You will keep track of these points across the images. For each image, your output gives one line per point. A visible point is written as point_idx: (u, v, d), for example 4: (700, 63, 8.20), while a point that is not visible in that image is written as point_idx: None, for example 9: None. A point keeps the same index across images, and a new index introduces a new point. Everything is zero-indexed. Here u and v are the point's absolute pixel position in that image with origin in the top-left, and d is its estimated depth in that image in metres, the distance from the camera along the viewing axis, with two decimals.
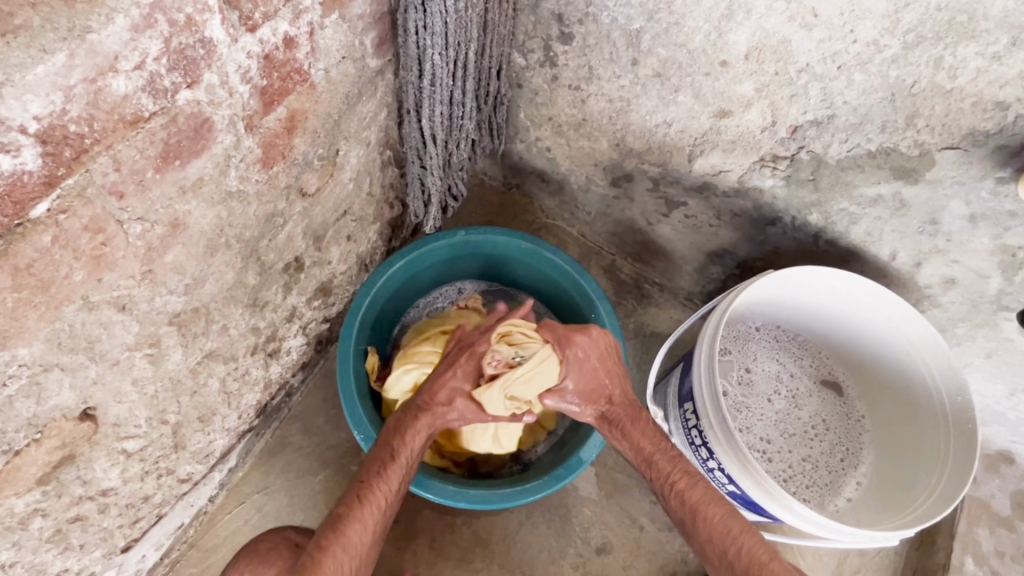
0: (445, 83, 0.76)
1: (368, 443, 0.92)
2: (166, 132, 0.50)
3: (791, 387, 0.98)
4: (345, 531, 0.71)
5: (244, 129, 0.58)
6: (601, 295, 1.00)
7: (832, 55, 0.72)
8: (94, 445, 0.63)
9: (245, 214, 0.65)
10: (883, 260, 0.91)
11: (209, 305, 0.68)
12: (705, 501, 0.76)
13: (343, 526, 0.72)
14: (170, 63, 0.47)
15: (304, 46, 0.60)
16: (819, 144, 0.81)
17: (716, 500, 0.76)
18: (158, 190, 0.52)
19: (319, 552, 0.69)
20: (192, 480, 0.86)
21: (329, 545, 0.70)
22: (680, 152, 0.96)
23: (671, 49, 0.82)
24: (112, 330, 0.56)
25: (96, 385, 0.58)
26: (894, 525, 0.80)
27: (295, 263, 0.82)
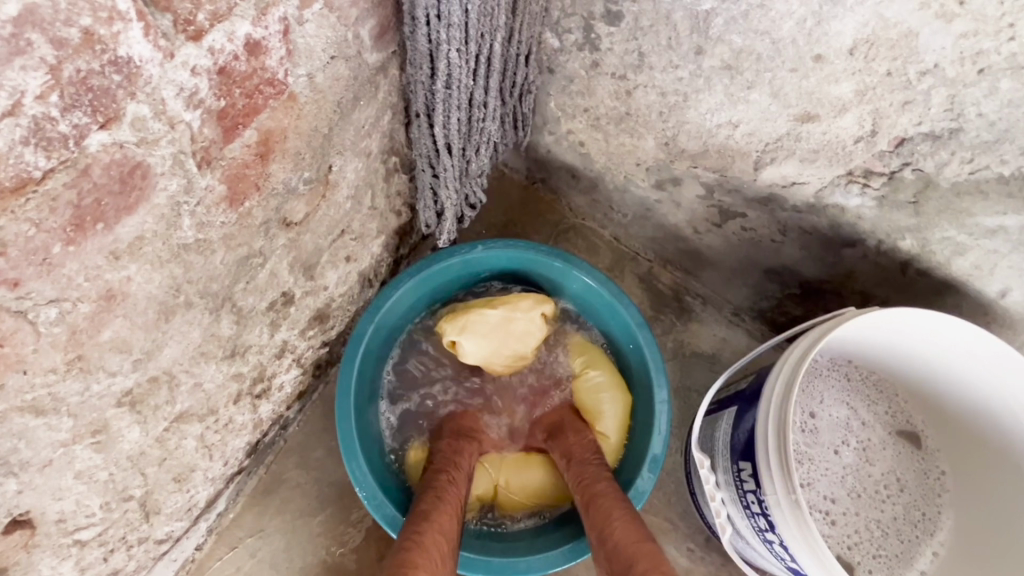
0: (463, 84, 0.61)
1: (357, 483, 0.82)
2: (76, 192, 0.35)
3: (860, 437, 0.86)
4: (431, 518, 0.68)
5: (198, 167, 0.44)
6: (641, 323, 0.86)
7: (973, 55, 0.54)
8: (34, 548, 0.51)
9: (210, 265, 0.51)
10: (988, 296, 0.75)
11: (172, 370, 0.55)
12: (607, 496, 0.73)
13: (431, 516, 0.69)
14: (66, 100, 0.32)
15: (276, 49, 0.45)
16: (932, 162, 0.65)
17: (615, 498, 0.72)
18: (74, 264, 0.38)
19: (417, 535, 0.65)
20: (173, 537, 0.76)
21: (426, 530, 0.67)
22: (745, 159, 0.79)
23: (749, 38, 0.65)
24: (33, 434, 0.43)
25: (23, 493, 0.46)
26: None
27: (283, 298, 0.69)
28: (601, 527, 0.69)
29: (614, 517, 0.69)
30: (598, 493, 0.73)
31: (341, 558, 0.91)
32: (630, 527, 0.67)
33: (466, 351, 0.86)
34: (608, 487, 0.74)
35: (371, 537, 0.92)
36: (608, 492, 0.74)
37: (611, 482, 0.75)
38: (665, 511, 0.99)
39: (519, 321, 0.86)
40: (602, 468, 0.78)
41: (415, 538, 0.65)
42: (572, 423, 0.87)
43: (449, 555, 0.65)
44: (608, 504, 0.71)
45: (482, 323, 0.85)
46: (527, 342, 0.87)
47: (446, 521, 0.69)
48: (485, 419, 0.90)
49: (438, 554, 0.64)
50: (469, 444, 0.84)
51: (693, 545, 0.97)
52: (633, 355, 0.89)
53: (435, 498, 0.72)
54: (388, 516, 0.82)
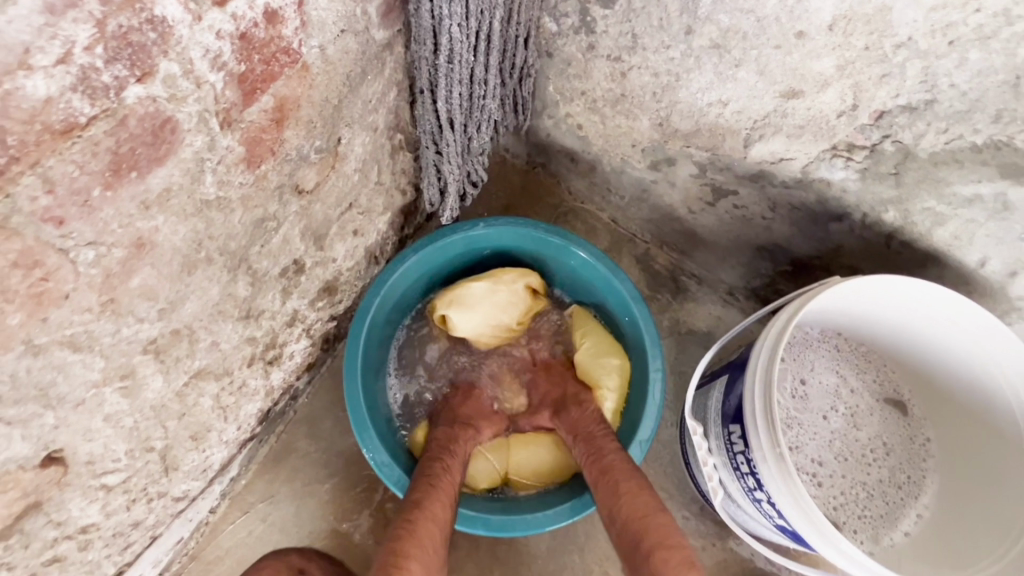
0: (464, 59, 0.64)
1: (365, 450, 0.86)
2: (114, 139, 0.39)
3: (849, 404, 0.89)
4: (423, 506, 0.74)
5: (219, 126, 0.48)
6: (637, 297, 0.89)
7: (943, 28, 0.58)
8: (65, 487, 0.55)
9: (228, 222, 0.55)
10: (969, 266, 0.78)
11: (192, 324, 0.59)
12: (618, 468, 0.78)
13: (421, 505, 0.74)
14: (109, 53, 0.36)
15: (292, 20, 0.49)
16: (910, 133, 0.68)
17: (624, 469, 0.77)
18: (111, 208, 0.42)
19: (410, 522, 0.71)
20: (190, 496, 0.80)
21: (418, 518, 0.72)
22: (735, 137, 0.83)
23: (735, 17, 0.69)
24: (70, 371, 0.47)
25: (59, 429, 0.50)
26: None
27: (295, 266, 0.73)
28: (609, 503, 0.75)
29: (622, 494, 0.74)
30: (609, 467, 0.78)
31: (349, 524, 0.94)
32: (637, 502, 0.73)
33: (456, 324, 0.92)
34: (616, 459, 0.78)
35: (377, 504, 0.95)
36: (618, 464, 0.78)
37: (619, 453, 0.79)
38: (661, 481, 1.02)
39: (504, 292, 0.93)
40: (608, 439, 0.82)
41: (406, 526, 0.71)
42: (576, 397, 0.90)
43: (439, 543, 0.72)
44: (616, 478, 0.76)
45: (471, 296, 0.92)
46: (512, 313, 0.94)
47: (437, 508, 0.74)
48: (483, 407, 0.93)
49: (429, 544, 0.70)
50: (466, 432, 0.88)
51: (688, 514, 1.01)
52: (629, 328, 0.92)
53: (427, 486, 0.77)
54: (396, 482, 0.85)
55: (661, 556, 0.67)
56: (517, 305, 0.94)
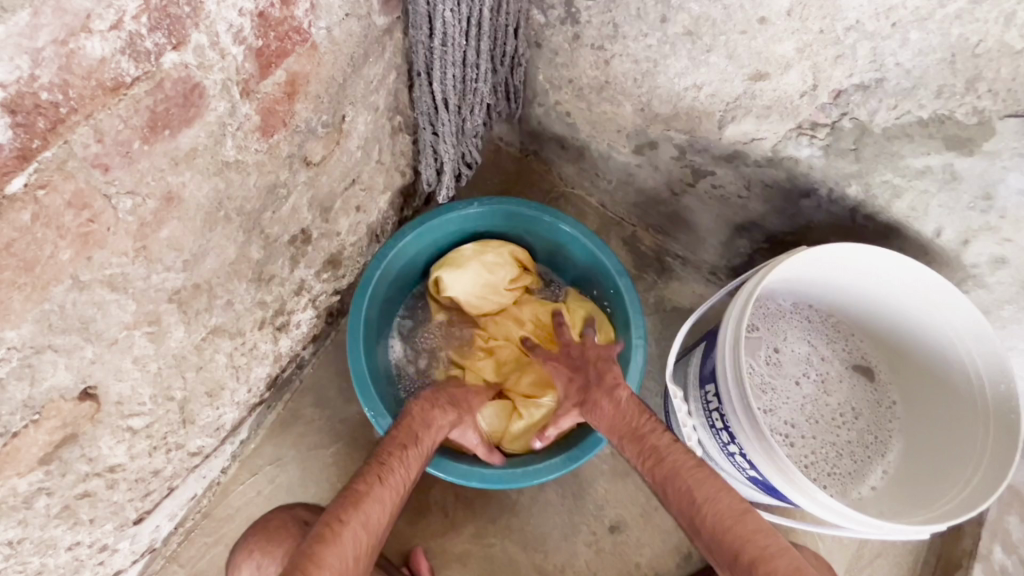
0: (457, 43, 0.71)
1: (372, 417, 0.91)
2: (152, 99, 0.46)
3: (820, 370, 0.94)
4: (361, 501, 0.69)
5: (239, 95, 0.54)
6: (620, 269, 0.95)
7: (886, 11, 0.64)
8: (98, 423, 0.61)
9: (245, 185, 0.61)
10: (926, 237, 0.84)
11: (211, 280, 0.65)
12: (684, 468, 0.71)
13: (362, 500, 0.69)
14: (151, 22, 0.42)
15: (302, 2, 0.55)
16: (865, 110, 0.74)
17: (693, 468, 0.71)
18: (147, 162, 0.49)
19: (336, 526, 0.65)
20: (204, 453, 0.86)
21: (349, 519, 0.67)
22: (710, 119, 0.89)
23: (704, 5, 0.75)
24: (107, 309, 0.53)
25: (95, 364, 0.56)
26: (924, 519, 0.77)
27: (302, 235, 0.79)
28: (689, 510, 0.69)
29: (700, 498, 0.68)
30: (675, 467, 0.72)
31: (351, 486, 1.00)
32: (723, 507, 0.67)
33: (448, 284, 0.99)
34: (677, 459, 0.73)
35: None
36: (683, 465, 0.72)
37: (678, 449, 0.74)
38: None
39: (490, 254, 1.00)
40: (662, 435, 0.76)
41: (334, 525, 0.65)
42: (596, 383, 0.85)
43: (367, 544, 0.67)
44: (684, 483, 0.70)
45: (461, 258, 1.00)
46: (499, 275, 0.99)
47: (374, 504, 0.70)
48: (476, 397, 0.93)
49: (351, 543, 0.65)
50: (442, 415, 0.86)
51: None
52: (614, 299, 0.99)
53: (375, 479, 0.72)
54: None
55: (762, 570, 0.61)
56: (503, 267, 0.99)
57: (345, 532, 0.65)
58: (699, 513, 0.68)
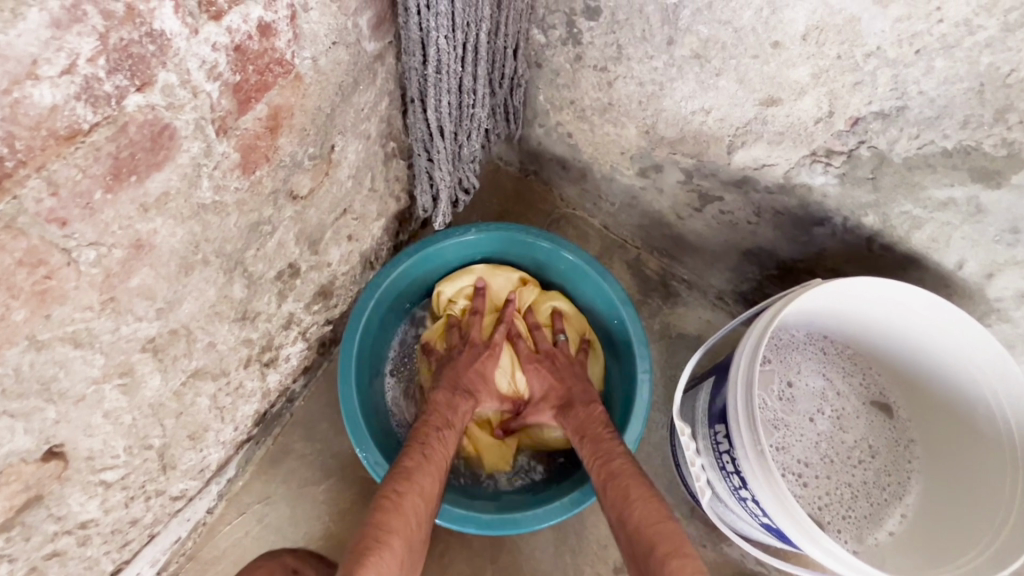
0: (452, 70, 0.67)
1: (360, 451, 0.86)
2: (116, 145, 0.42)
3: (835, 407, 0.90)
4: (412, 478, 0.74)
5: (216, 134, 0.50)
6: (625, 299, 0.91)
7: (910, 37, 0.60)
8: (65, 482, 0.57)
9: (225, 226, 0.57)
10: (947, 268, 0.80)
11: (190, 325, 0.61)
12: (625, 473, 0.75)
13: (411, 478, 0.74)
14: (111, 64, 0.39)
15: (284, 33, 0.51)
16: (884, 139, 0.70)
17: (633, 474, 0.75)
18: (112, 211, 0.44)
19: (396, 497, 0.70)
20: (187, 495, 0.82)
21: (405, 491, 0.71)
22: (719, 144, 0.85)
23: (714, 28, 0.71)
24: (71, 367, 0.49)
25: (59, 424, 0.52)
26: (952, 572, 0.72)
27: (290, 269, 0.75)
28: (620, 506, 0.72)
29: (634, 496, 0.71)
30: (620, 470, 0.75)
31: (343, 525, 0.96)
32: (651, 507, 0.70)
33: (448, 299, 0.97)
34: (625, 463, 0.76)
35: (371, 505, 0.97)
36: (627, 469, 0.75)
37: (627, 458, 0.77)
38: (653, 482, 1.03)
39: (500, 278, 0.98)
40: (616, 443, 0.80)
41: (393, 497, 0.70)
42: (580, 398, 0.87)
43: (424, 520, 0.71)
44: (625, 482, 0.73)
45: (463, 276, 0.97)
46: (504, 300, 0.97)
47: (426, 483, 0.74)
48: (485, 372, 0.91)
49: (413, 517, 0.69)
50: (464, 400, 0.88)
51: (679, 515, 1.02)
52: (618, 331, 0.94)
53: (421, 459, 0.77)
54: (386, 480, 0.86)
55: (673, 564, 0.62)
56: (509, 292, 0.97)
57: (405, 502, 0.70)
58: (627, 512, 0.70)
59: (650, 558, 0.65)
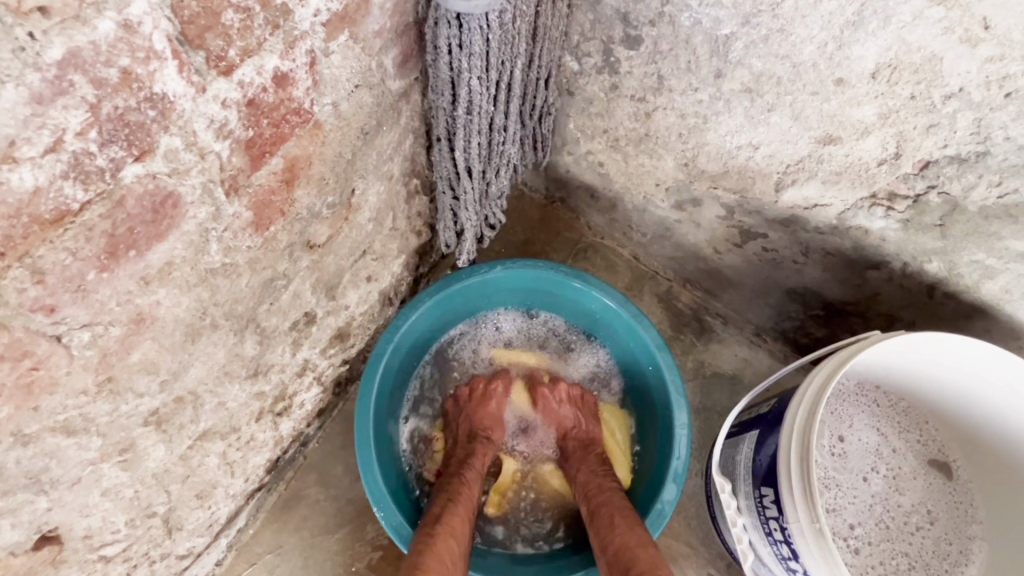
0: (484, 110, 0.61)
1: (365, 481, 0.81)
2: (111, 221, 0.37)
3: (890, 465, 0.84)
4: (442, 519, 0.72)
5: (226, 195, 0.45)
6: (662, 346, 0.85)
7: (999, 79, 0.54)
8: (60, 564, 0.52)
9: (235, 287, 0.52)
10: (1020, 321, 0.73)
11: (197, 389, 0.56)
12: (611, 504, 0.75)
13: (441, 518, 0.72)
14: (104, 134, 0.34)
15: (303, 81, 0.46)
16: (958, 185, 0.64)
17: (618, 505, 0.75)
18: (107, 290, 0.40)
19: (429, 538, 0.69)
20: (195, 552, 0.77)
21: (439, 532, 0.70)
22: (766, 181, 0.79)
23: (769, 61, 0.65)
24: (63, 454, 0.44)
25: (52, 511, 0.47)
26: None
27: (305, 318, 0.70)
28: (604, 535, 0.72)
29: (617, 523, 0.72)
30: (605, 500, 0.76)
31: None
32: (632, 534, 0.69)
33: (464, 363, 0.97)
34: (611, 497, 0.76)
35: (387, 556, 0.92)
36: (616, 502, 0.75)
37: (618, 491, 0.78)
38: (686, 534, 0.97)
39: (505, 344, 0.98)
40: (611, 479, 0.81)
41: (427, 540, 0.69)
42: (583, 437, 0.88)
43: (459, 557, 0.69)
44: (608, 513, 0.74)
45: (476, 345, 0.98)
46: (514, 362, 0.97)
47: (456, 522, 0.72)
48: (496, 416, 0.90)
49: (449, 558, 0.67)
50: (483, 445, 0.86)
51: (714, 571, 0.95)
52: (653, 377, 0.88)
53: (448, 501, 0.76)
54: (394, 523, 0.81)
55: None
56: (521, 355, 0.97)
57: (438, 542, 0.68)
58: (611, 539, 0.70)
59: None
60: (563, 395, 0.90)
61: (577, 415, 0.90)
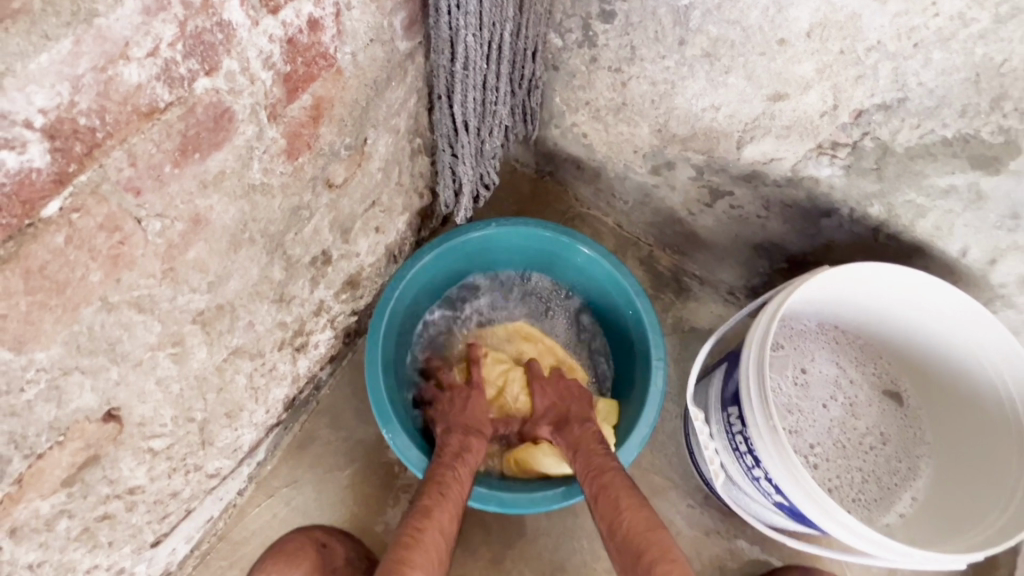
0: (478, 67, 0.72)
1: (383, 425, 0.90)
2: (185, 123, 0.47)
3: (847, 394, 0.93)
4: (432, 515, 0.75)
5: (267, 119, 0.55)
6: (640, 290, 0.95)
7: (908, 31, 0.65)
8: (120, 445, 0.61)
9: (270, 207, 0.62)
10: (952, 257, 0.83)
11: (234, 302, 0.66)
12: (616, 486, 0.79)
13: (432, 512, 0.76)
14: (186, 48, 0.44)
15: (330, 29, 0.56)
16: (887, 130, 0.74)
17: (624, 487, 0.78)
18: (177, 185, 0.49)
19: (418, 532, 0.73)
20: (222, 474, 0.86)
21: (427, 527, 0.74)
22: (728, 140, 0.89)
23: (723, 27, 0.76)
24: (133, 330, 0.54)
25: (119, 385, 0.56)
26: (971, 540, 0.75)
27: (323, 256, 0.80)
28: (610, 519, 0.76)
29: (622, 507, 0.75)
30: (609, 483, 0.79)
31: (367, 510, 0.99)
32: (639, 518, 0.74)
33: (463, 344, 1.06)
34: (615, 476, 0.80)
35: (395, 491, 1.00)
36: (620, 483, 0.79)
37: (620, 472, 0.80)
38: (667, 471, 1.06)
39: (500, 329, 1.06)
40: (610, 458, 0.83)
41: (416, 534, 0.72)
42: (577, 415, 0.92)
43: (444, 553, 0.73)
44: (615, 495, 0.77)
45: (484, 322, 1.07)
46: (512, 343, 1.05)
47: (444, 518, 0.76)
48: (480, 412, 0.95)
49: (435, 555, 0.72)
50: (475, 441, 0.90)
51: (693, 503, 1.04)
52: (633, 321, 0.98)
53: (438, 494, 0.79)
54: (409, 452, 0.90)
55: (662, 567, 0.67)
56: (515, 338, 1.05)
57: (426, 537, 0.72)
58: (619, 522, 0.74)
59: (639, 566, 0.70)
60: (563, 387, 0.97)
61: (574, 403, 0.94)
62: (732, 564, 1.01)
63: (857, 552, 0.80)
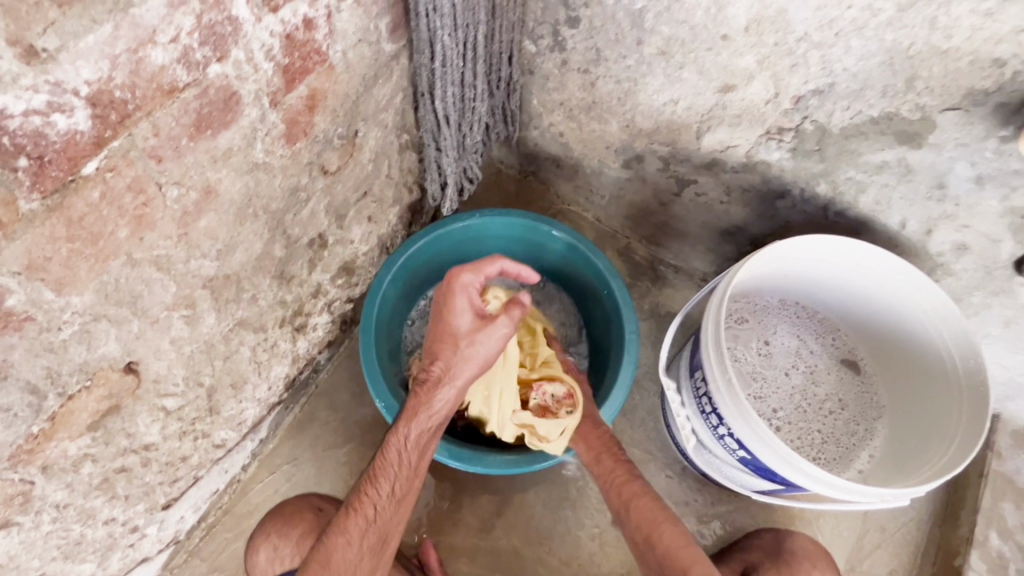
0: (455, 64, 0.81)
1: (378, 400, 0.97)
2: (199, 103, 0.56)
3: (808, 362, 1.00)
4: (367, 493, 0.83)
5: (269, 105, 0.64)
6: (613, 271, 1.02)
7: (830, 22, 0.74)
8: (137, 399, 0.68)
9: (272, 185, 0.70)
10: (893, 229, 0.91)
11: (240, 273, 0.74)
12: (645, 498, 0.88)
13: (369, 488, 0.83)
14: (201, 38, 0.53)
15: (322, 28, 0.65)
16: (822, 113, 0.83)
17: (653, 500, 0.88)
18: (192, 157, 0.58)
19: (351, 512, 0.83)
20: (227, 446, 0.92)
21: (359, 507, 0.83)
22: (688, 130, 0.98)
23: (674, 27, 0.85)
24: (152, 287, 0.62)
25: (139, 339, 0.64)
26: (915, 481, 0.82)
27: (319, 239, 0.88)
28: (646, 532, 0.85)
29: (660, 524, 0.85)
30: (638, 495, 0.88)
31: None
32: (675, 531, 0.84)
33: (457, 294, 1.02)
34: (642, 490, 0.89)
35: None
36: (647, 496, 0.88)
37: (641, 482, 0.90)
38: (646, 443, 1.12)
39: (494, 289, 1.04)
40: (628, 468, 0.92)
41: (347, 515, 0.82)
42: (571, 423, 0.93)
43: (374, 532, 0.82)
44: (648, 508, 0.87)
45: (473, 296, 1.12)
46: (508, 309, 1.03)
47: (380, 499, 0.83)
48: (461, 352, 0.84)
49: (361, 537, 0.81)
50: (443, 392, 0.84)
51: (671, 473, 1.10)
52: (607, 301, 1.05)
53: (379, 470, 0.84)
54: None
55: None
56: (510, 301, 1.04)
57: (354, 518, 0.82)
58: (655, 535, 0.84)
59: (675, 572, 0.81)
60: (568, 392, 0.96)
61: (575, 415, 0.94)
62: (709, 530, 1.07)
63: (801, 498, 0.89)
